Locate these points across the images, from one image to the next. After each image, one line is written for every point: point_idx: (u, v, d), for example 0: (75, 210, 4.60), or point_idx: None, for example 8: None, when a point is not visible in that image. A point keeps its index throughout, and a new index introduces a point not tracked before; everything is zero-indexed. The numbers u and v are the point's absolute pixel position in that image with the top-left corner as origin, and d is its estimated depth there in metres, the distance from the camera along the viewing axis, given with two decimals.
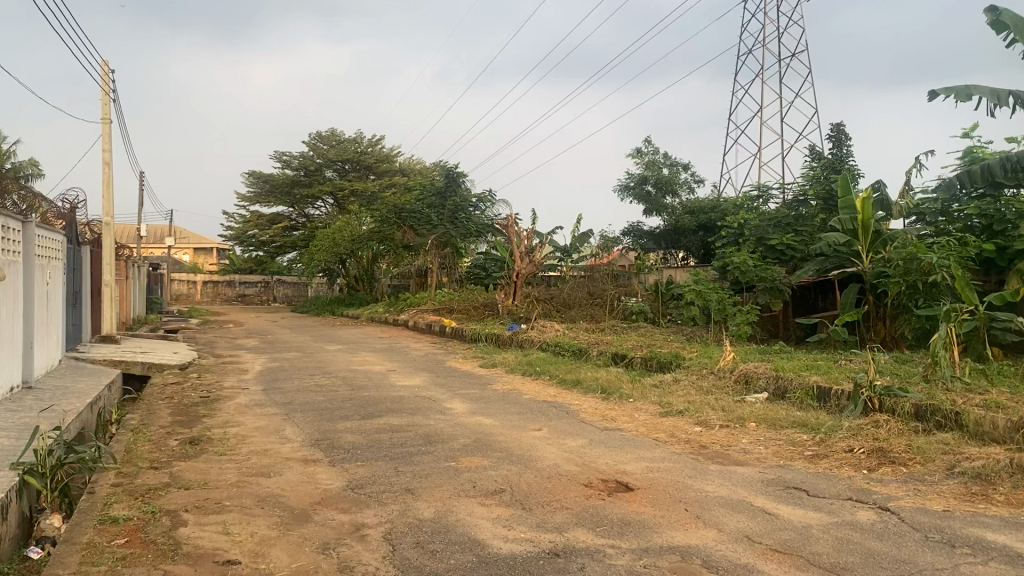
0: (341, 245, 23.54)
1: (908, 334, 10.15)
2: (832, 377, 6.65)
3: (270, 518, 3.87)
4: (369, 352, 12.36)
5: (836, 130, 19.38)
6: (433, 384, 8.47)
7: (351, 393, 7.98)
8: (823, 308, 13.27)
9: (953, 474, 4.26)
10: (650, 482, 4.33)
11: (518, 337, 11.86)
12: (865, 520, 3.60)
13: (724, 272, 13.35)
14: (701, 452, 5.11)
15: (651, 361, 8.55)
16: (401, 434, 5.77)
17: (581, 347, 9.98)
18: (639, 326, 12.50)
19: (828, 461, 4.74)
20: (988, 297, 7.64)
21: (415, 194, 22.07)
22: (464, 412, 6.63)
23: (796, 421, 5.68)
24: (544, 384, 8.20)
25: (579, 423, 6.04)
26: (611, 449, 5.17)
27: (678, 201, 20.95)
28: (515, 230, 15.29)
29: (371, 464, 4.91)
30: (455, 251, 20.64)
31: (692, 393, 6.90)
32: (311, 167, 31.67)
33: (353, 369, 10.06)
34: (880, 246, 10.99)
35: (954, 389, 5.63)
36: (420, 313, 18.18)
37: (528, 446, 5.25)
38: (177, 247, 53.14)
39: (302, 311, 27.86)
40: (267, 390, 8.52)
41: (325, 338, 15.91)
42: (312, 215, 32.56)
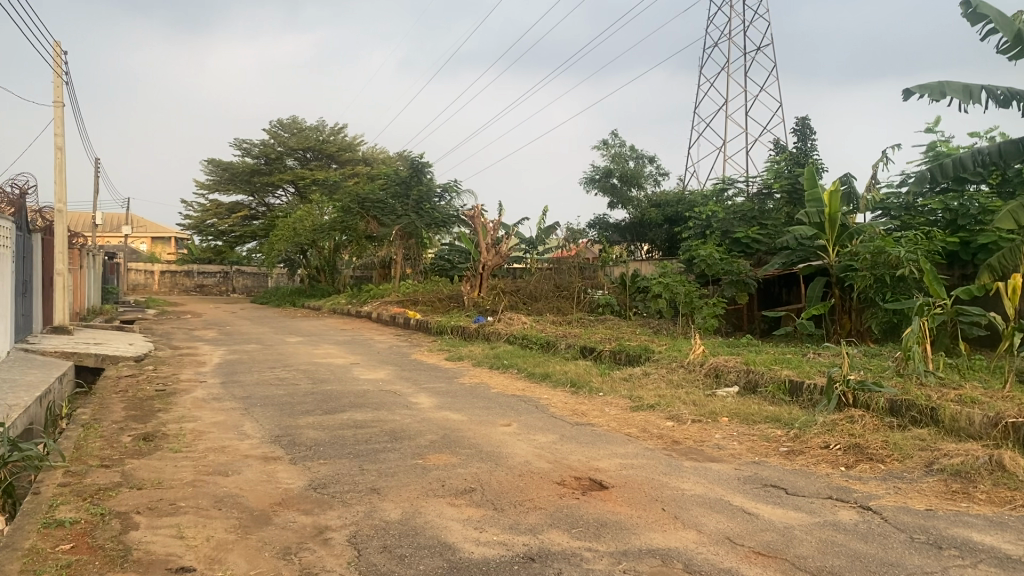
0: (302, 235, 23.31)
1: (876, 329, 10.14)
2: (803, 370, 6.57)
3: (227, 521, 3.66)
4: (332, 345, 12.12)
5: (801, 124, 19.45)
6: (398, 378, 8.27)
7: (314, 387, 7.75)
8: (788, 302, 13.29)
9: (932, 472, 4.19)
10: (624, 480, 4.20)
11: (483, 329, 11.71)
12: (847, 521, 3.49)
13: (690, 264, 13.29)
14: (675, 448, 4.98)
15: (620, 354, 8.43)
16: (365, 430, 5.58)
17: (548, 340, 9.84)
18: (606, 319, 12.39)
19: (804, 457, 4.64)
20: (955, 291, 7.62)
21: (377, 183, 21.74)
22: (431, 407, 6.45)
23: (769, 415, 5.59)
24: (511, 377, 8.04)
25: (549, 418, 5.90)
26: (582, 444, 5.03)
27: (644, 193, 20.88)
28: (481, 221, 15.15)
29: (335, 462, 4.71)
30: (419, 242, 20.53)
31: (662, 387, 6.79)
32: (272, 155, 31.25)
33: (315, 361, 9.82)
34: (846, 240, 10.92)
35: (929, 384, 5.57)
36: (383, 305, 17.94)
37: (497, 442, 5.09)
38: (133, 236, 52.08)
39: (262, 302, 27.38)
40: (226, 383, 8.26)
41: (286, 330, 15.60)
42: (273, 204, 32.07)
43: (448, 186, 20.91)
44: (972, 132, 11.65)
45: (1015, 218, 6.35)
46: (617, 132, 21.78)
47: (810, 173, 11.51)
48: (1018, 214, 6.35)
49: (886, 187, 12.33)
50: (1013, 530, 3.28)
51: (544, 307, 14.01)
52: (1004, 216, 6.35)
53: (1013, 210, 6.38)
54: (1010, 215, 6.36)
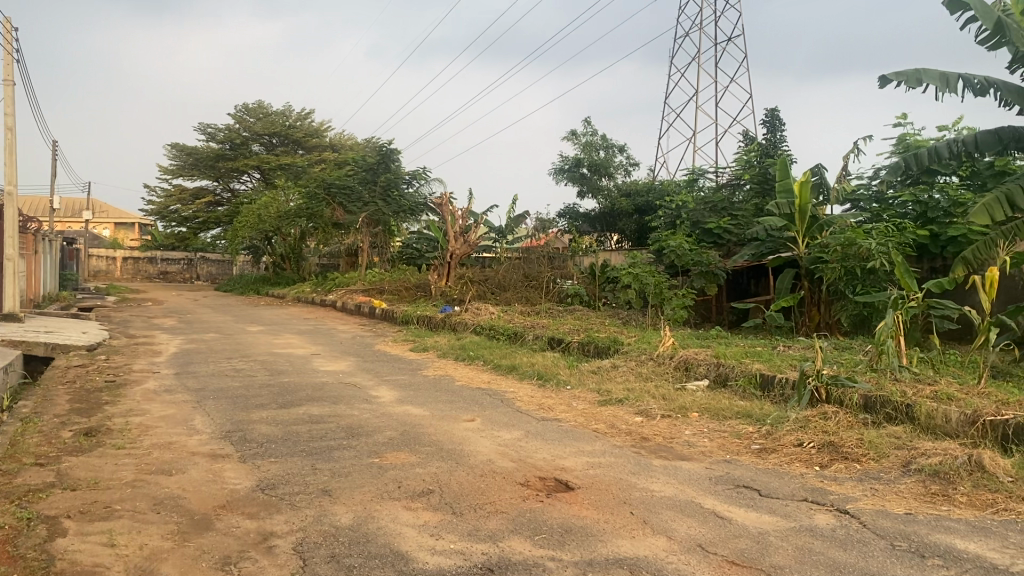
0: (267, 222, 22.89)
1: (846, 322, 10.02)
2: (774, 364, 6.42)
3: (164, 526, 3.39)
4: (293, 334, 11.81)
5: (771, 115, 19.37)
6: (359, 369, 8.02)
7: (271, 379, 7.47)
8: (756, 294, 13.19)
9: (910, 472, 4.03)
10: (590, 481, 4.00)
11: (450, 319, 11.47)
12: (824, 526, 3.31)
13: (659, 255, 13.12)
14: (644, 445, 4.79)
15: (589, 346, 8.23)
16: (321, 426, 5.33)
17: (516, 331, 9.62)
18: (575, 309, 12.19)
19: (776, 456, 4.47)
20: (928, 285, 7.50)
21: (343, 170, 21.34)
22: (392, 400, 6.20)
23: (740, 411, 5.42)
24: (477, 369, 7.81)
25: (515, 413, 5.69)
26: (548, 441, 4.83)
27: (614, 183, 20.70)
28: (448, 209, 14.88)
29: (286, 461, 4.45)
30: (387, 230, 20.23)
31: (631, 380, 6.60)
32: (237, 141, 30.73)
33: (274, 352, 9.52)
34: (816, 232, 10.78)
35: (904, 379, 5.43)
36: (349, 293, 17.61)
37: (459, 439, 4.86)
38: (95, 221, 50.99)
39: (226, 289, 26.85)
40: (180, 374, 7.94)
41: (249, 319, 15.23)
42: (238, 190, 31.49)
43: (417, 174, 20.57)
44: (942, 125, 11.60)
45: (990, 212, 6.22)
46: (587, 120, 21.56)
47: (781, 164, 11.37)
48: (993, 208, 6.22)
49: (856, 179, 12.26)
50: (997, 537, 3.13)
51: (513, 297, 13.77)
52: (978, 210, 6.22)
53: (988, 204, 6.24)
54: (984, 209, 6.23)
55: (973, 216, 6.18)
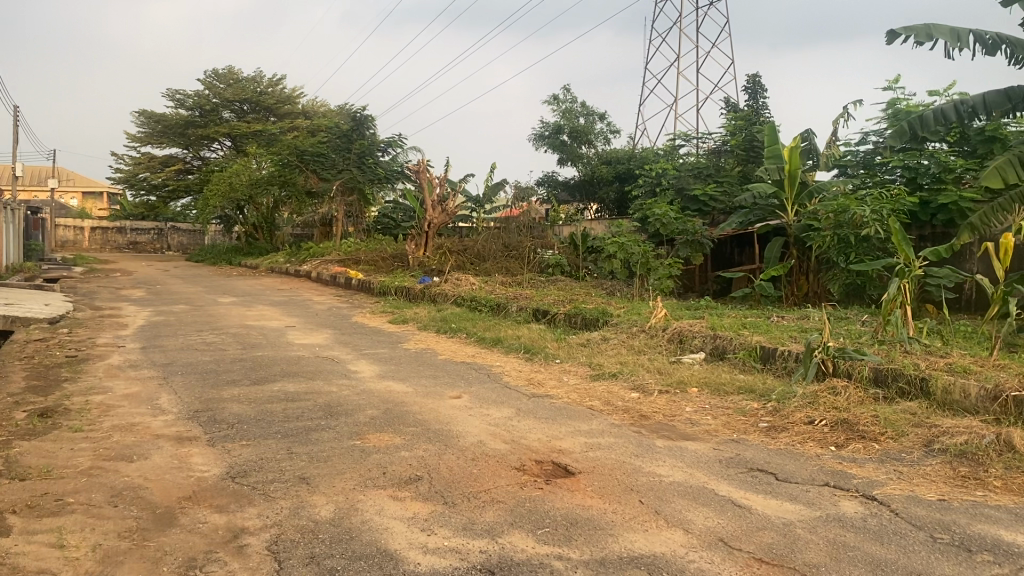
0: (238, 190, 22.27)
1: (838, 290, 9.69)
2: (774, 336, 6.12)
3: (121, 523, 3.03)
4: (266, 306, 11.39)
5: (754, 81, 19.03)
6: (336, 343, 7.63)
7: (244, 353, 7.08)
8: (741, 262, 12.90)
9: (934, 453, 3.75)
10: (591, 465, 3.67)
11: (429, 290, 11.08)
12: (854, 516, 3.02)
13: (643, 224, 12.79)
14: (644, 424, 4.47)
15: (576, 317, 7.92)
16: (298, 404, 4.97)
17: (499, 302, 9.27)
18: (558, 280, 11.84)
19: (787, 435, 4.17)
20: (925, 252, 7.23)
21: (316, 136, 20.73)
22: (373, 376, 5.85)
23: (741, 386, 5.13)
24: (460, 343, 7.45)
25: (503, 389, 5.36)
26: (543, 420, 4.50)
27: (594, 151, 20.30)
28: (426, 176, 14.46)
29: (259, 445, 4.09)
30: (362, 198, 19.73)
31: (623, 354, 6.29)
32: (207, 107, 29.90)
33: (246, 325, 9.10)
34: (806, 199, 10.54)
35: (915, 351, 5.16)
36: (323, 263, 17.14)
37: (446, 418, 4.52)
38: (62, 190, 49.77)
39: (198, 260, 26.22)
40: (147, 348, 7.52)
41: (220, 290, 14.73)
42: (208, 158, 30.72)
43: (393, 141, 20.00)
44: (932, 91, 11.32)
45: (1001, 174, 5.94)
46: (568, 87, 21.10)
47: (770, 129, 11.07)
48: (1005, 170, 5.96)
49: (844, 145, 12.00)
50: None
51: (493, 267, 13.37)
52: (989, 172, 5.95)
53: (1000, 165, 5.98)
54: (995, 171, 5.95)
55: (983, 179, 5.91)
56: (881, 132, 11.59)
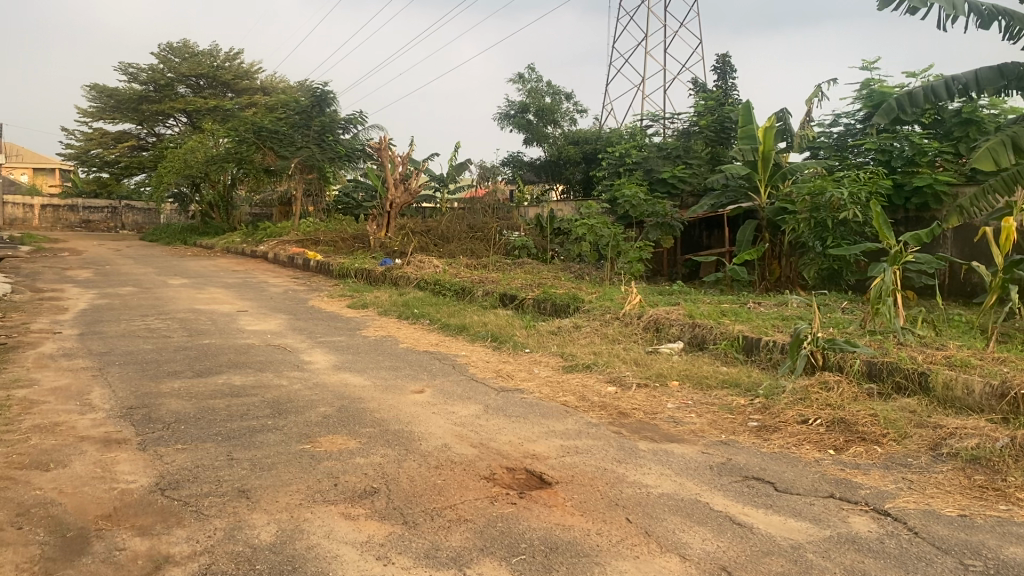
0: (194, 167, 21.48)
1: (814, 275, 9.40)
2: (756, 325, 5.78)
3: (22, 550, 2.58)
4: (219, 288, 10.84)
5: (723, 61, 18.72)
6: (290, 330, 7.14)
7: (189, 341, 6.58)
8: (710, 246, 12.57)
9: (943, 458, 3.43)
10: (570, 473, 3.28)
11: (391, 273, 10.60)
12: (868, 537, 2.67)
13: (612, 206, 12.41)
14: (624, 423, 4.08)
15: (545, 303, 7.52)
16: (243, 400, 4.53)
17: (464, 286, 8.84)
18: (524, 263, 11.43)
19: (780, 436, 3.82)
20: (906, 237, 6.96)
21: (273, 111, 19.94)
22: (328, 367, 5.40)
23: (725, 379, 4.79)
24: (422, 330, 7.01)
25: (470, 383, 4.95)
26: (514, 419, 4.10)
27: (560, 131, 19.84)
28: (387, 154, 13.93)
29: (196, 449, 3.64)
30: (321, 176, 19.11)
31: (596, 343, 5.91)
32: (161, 82, 28.88)
33: (195, 309, 8.57)
34: (780, 181, 10.24)
35: (909, 343, 4.85)
36: (281, 244, 16.55)
37: (406, 417, 4.10)
38: (11, 165, 48.20)
39: (152, 239, 25.37)
40: (85, 335, 6.99)
41: (172, 270, 14.08)
42: (163, 134, 29.74)
43: (353, 119, 19.33)
44: (908, 71, 11.04)
45: (993, 156, 5.44)
46: (534, 65, 20.59)
47: (744, 108, 10.75)
48: (997, 152, 5.44)
49: (817, 126, 11.73)
50: None
51: (457, 249, 12.90)
52: (979, 154, 5.45)
53: (991, 146, 5.46)
54: (987, 153, 5.45)
55: (971, 162, 5.43)
56: (855, 114, 11.32)
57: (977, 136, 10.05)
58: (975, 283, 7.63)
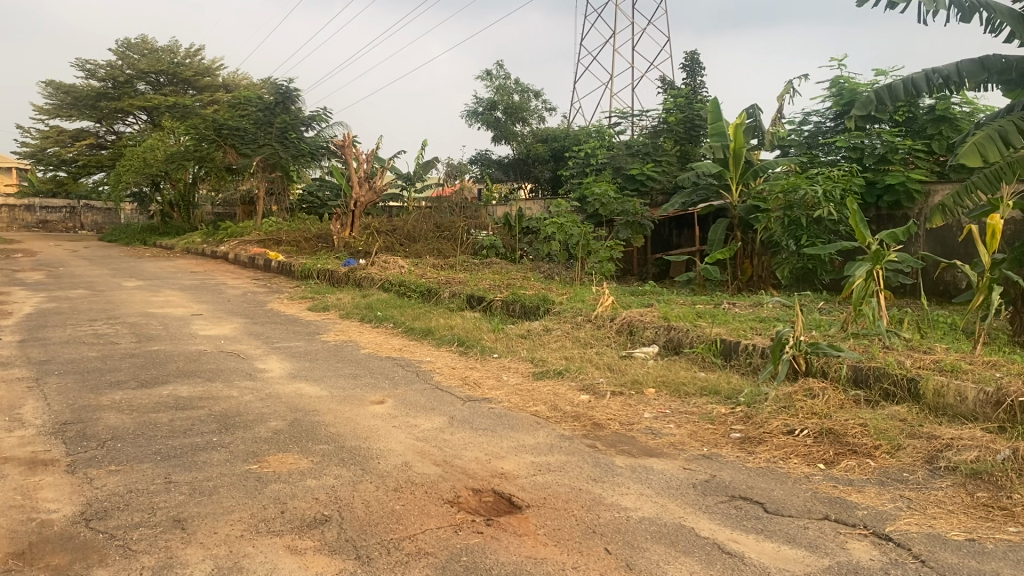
0: (153, 166, 20.89)
1: (787, 275, 9.21)
2: (734, 327, 5.54)
3: None
4: (175, 291, 10.41)
5: (692, 59, 18.57)
6: (245, 335, 6.78)
7: (137, 348, 6.20)
8: (679, 245, 12.39)
9: (941, 473, 3.20)
10: (542, 495, 3.00)
11: (354, 274, 10.26)
12: (871, 567, 2.41)
13: (582, 204, 12.15)
14: (599, 436, 3.81)
15: (515, 305, 7.24)
16: (189, 413, 4.19)
17: (430, 288, 8.52)
18: (492, 263, 11.14)
19: (765, 449, 3.56)
20: (882, 235, 6.79)
21: (234, 109, 19.42)
22: (282, 376, 5.07)
23: (705, 386, 4.53)
24: (386, 334, 6.69)
25: (434, 392, 4.64)
26: (480, 432, 3.81)
27: (529, 129, 19.55)
28: (351, 152, 13.55)
29: (131, 471, 3.30)
30: (285, 175, 18.66)
31: (568, 347, 5.64)
32: (120, 78, 28.18)
33: (147, 313, 8.16)
34: (751, 178, 9.99)
35: (895, 346, 4.63)
36: (242, 244, 16.11)
37: (365, 432, 3.79)
38: None
39: (110, 239, 24.70)
40: (26, 341, 6.58)
41: (128, 272, 13.59)
42: (122, 132, 29.01)
43: (317, 116, 18.88)
44: (878, 69, 10.92)
45: (981, 151, 5.23)
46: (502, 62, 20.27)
47: (714, 104, 10.54)
48: (984, 146, 5.23)
49: (788, 124, 11.56)
50: None
51: (423, 249, 12.56)
52: (967, 149, 5.24)
53: (978, 141, 5.25)
54: (974, 148, 5.24)
55: (959, 157, 5.21)
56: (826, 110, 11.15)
57: (950, 134, 9.96)
58: (948, 280, 7.91)
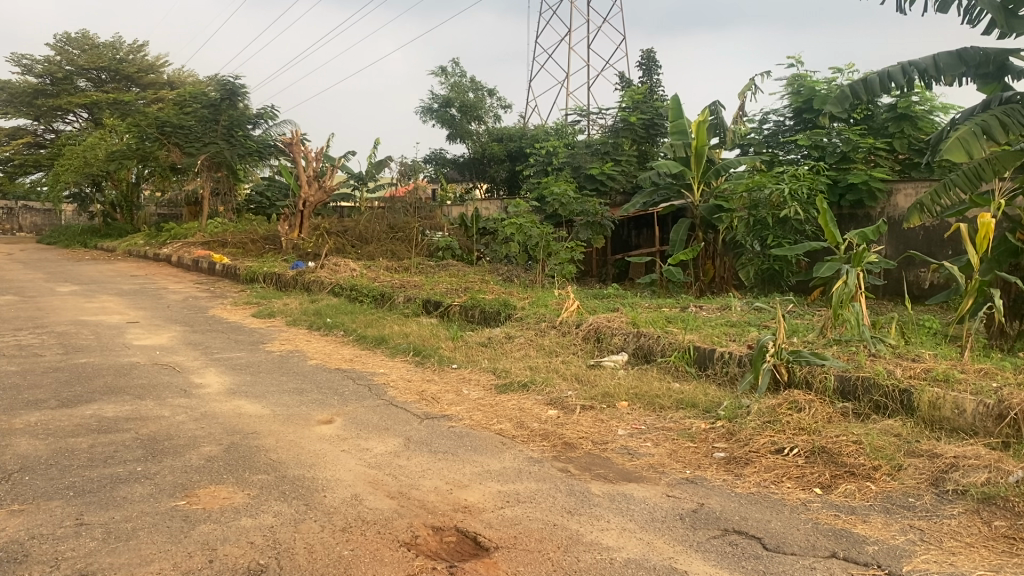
0: (93, 165, 20.06)
1: (752, 276, 8.97)
2: (707, 334, 5.22)
3: None
4: (111, 297, 9.82)
5: (648, 57, 18.39)
6: (183, 345, 6.30)
7: (62, 360, 5.69)
8: (639, 245, 12.16)
9: (950, 498, 2.91)
10: (512, 533, 2.63)
11: (302, 278, 9.79)
12: None
13: (540, 204, 11.82)
14: (571, 457, 3.47)
15: (474, 310, 6.86)
16: (112, 437, 3.74)
17: (383, 292, 8.10)
18: (448, 265, 10.76)
19: (756, 471, 3.25)
20: (852, 235, 6.53)
21: (178, 106, 18.71)
22: (221, 393, 4.62)
23: (681, 400, 4.21)
24: (336, 342, 6.27)
25: (388, 410, 4.23)
26: (439, 456, 3.43)
27: (484, 127, 19.15)
28: (300, 150, 13.06)
29: (36, 510, 2.85)
30: (231, 174, 18.03)
31: (532, 356, 5.29)
32: (59, 75, 27.18)
33: (78, 321, 7.61)
34: (713, 178, 9.64)
35: (883, 354, 4.35)
36: (186, 247, 15.48)
37: (310, 458, 3.40)
38: None
39: (49, 242, 23.76)
40: None
41: (63, 276, 12.89)
42: (62, 131, 27.93)
43: (265, 113, 18.26)
44: (837, 66, 10.77)
45: (965, 148, 5.02)
46: (456, 59, 19.85)
47: (674, 102, 10.25)
48: (969, 142, 5.03)
49: (748, 123, 11.35)
50: None
51: (376, 250, 12.12)
52: (950, 146, 5.04)
53: (962, 137, 5.04)
54: (958, 144, 5.04)
55: (943, 154, 5.01)
56: (786, 109, 10.95)
57: (911, 133, 9.84)
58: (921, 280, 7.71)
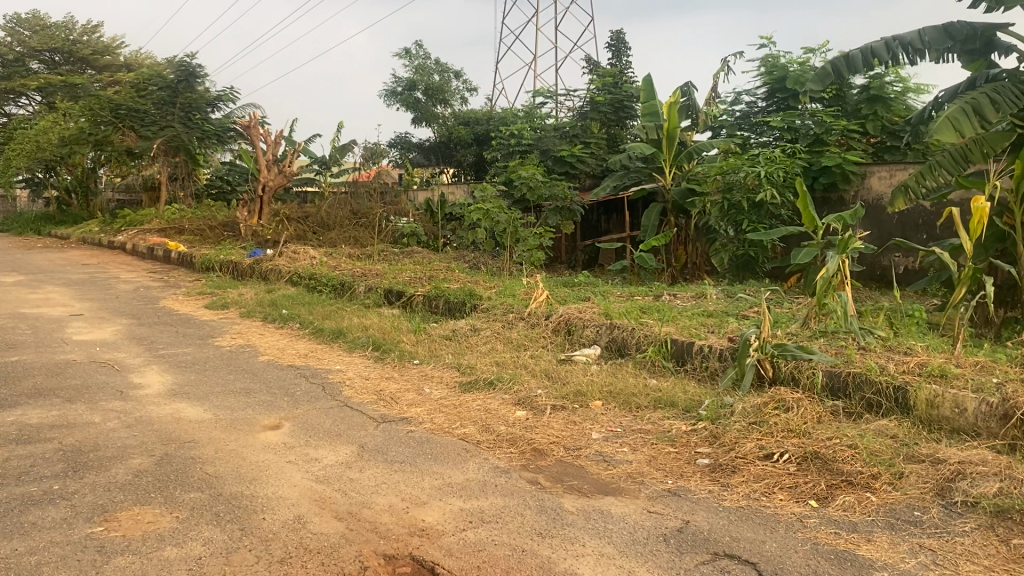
0: (46, 149, 19.36)
1: (726, 262, 8.75)
2: (684, 325, 4.93)
3: None
4: (57, 287, 9.34)
5: (617, 39, 18.06)
6: (126, 339, 5.89)
7: None
8: (608, 231, 11.86)
9: (959, 511, 2.63)
10: (475, 562, 2.31)
11: (260, 266, 9.38)
12: None
13: (508, 188, 11.47)
14: (541, 467, 3.15)
15: (437, 301, 6.52)
16: (30, 450, 3.35)
17: (343, 281, 7.73)
18: (413, 252, 10.39)
19: (744, 482, 2.95)
20: (831, 218, 6.26)
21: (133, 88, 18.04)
22: (160, 395, 4.23)
23: (659, 399, 3.91)
24: (290, 336, 5.90)
25: (342, 412, 3.89)
26: (395, 467, 3.10)
27: (449, 111, 18.74)
28: (258, 133, 12.59)
29: None
30: (190, 158, 17.45)
31: (498, 351, 4.97)
32: (10, 56, 26.27)
33: (17, 314, 7.16)
34: (685, 161, 9.35)
35: (873, 347, 4.08)
36: (141, 234, 14.93)
37: (251, 471, 3.05)
38: None
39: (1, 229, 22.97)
40: None
41: (10, 266, 12.33)
42: (14, 114, 26.97)
43: (224, 96, 17.68)
44: (809, 46, 10.51)
45: (955, 127, 4.76)
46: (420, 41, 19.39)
47: (645, 83, 9.93)
48: (959, 121, 4.76)
49: (720, 105, 11.05)
50: None
51: (338, 237, 11.72)
52: (940, 125, 4.77)
53: (952, 115, 4.78)
54: (947, 123, 4.77)
55: (932, 134, 4.74)
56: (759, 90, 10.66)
57: (885, 115, 9.61)
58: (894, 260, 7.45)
